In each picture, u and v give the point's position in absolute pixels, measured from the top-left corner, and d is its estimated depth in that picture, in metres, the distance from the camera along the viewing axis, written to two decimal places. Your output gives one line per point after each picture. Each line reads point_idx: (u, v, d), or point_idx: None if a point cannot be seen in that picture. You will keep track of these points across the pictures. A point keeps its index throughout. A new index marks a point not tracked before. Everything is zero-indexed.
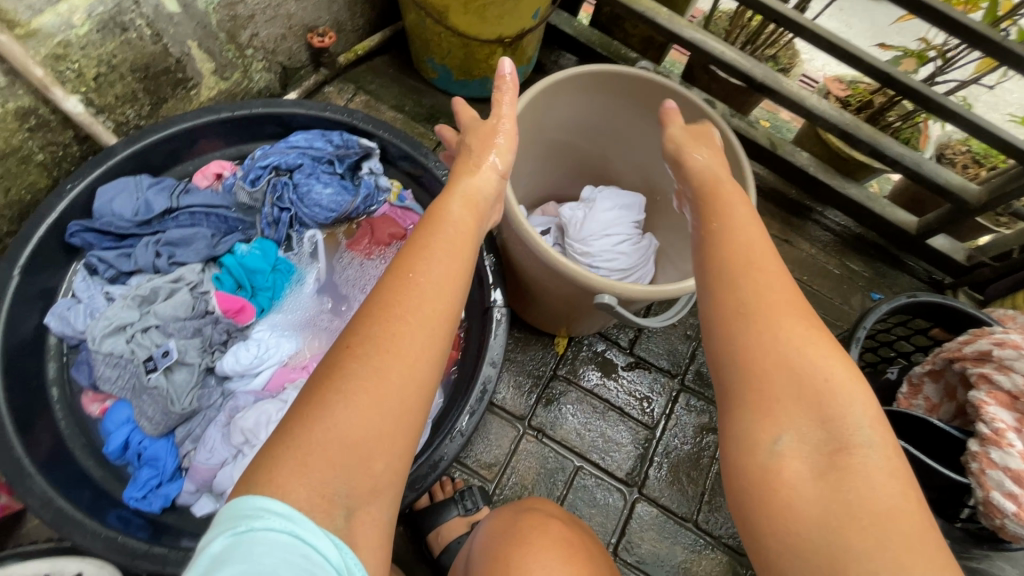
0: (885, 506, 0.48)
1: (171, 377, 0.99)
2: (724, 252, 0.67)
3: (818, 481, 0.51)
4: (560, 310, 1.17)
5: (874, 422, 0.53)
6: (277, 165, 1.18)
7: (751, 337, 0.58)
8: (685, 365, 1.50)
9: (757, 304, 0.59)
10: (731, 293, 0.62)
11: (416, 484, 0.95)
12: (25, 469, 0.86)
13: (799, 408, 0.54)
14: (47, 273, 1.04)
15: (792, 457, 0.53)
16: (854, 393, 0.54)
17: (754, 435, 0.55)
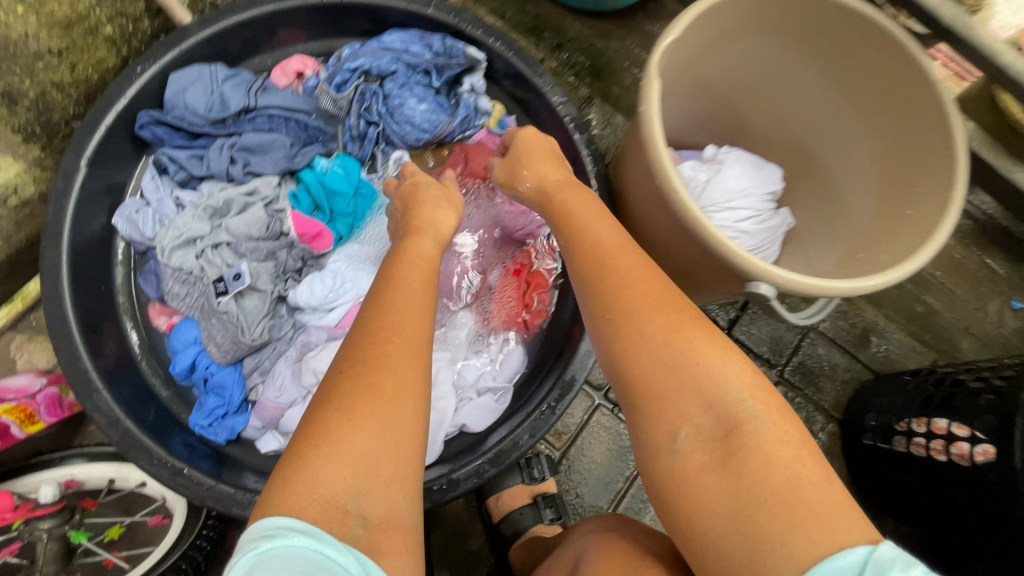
0: (785, 482, 0.50)
1: (242, 303, 0.90)
2: (598, 288, 0.68)
3: (718, 469, 0.54)
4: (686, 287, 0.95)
5: (756, 399, 0.56)
6: (367, 68, 1.01)
7: (643, 350, 0.61)
8: (786, 355, 1.32)
9: (619, 320, 0.63)
10: (602, 325, 0.66)
11: (498, 460, 0.85)
12: (92, 383, 0.81)
13: (689, 401, 0.58)
14: (114, 167, 0.94)
15: (694, 450, 0.56)
16: (732, 371, 0.58)
17: (658, 432, 0.59)
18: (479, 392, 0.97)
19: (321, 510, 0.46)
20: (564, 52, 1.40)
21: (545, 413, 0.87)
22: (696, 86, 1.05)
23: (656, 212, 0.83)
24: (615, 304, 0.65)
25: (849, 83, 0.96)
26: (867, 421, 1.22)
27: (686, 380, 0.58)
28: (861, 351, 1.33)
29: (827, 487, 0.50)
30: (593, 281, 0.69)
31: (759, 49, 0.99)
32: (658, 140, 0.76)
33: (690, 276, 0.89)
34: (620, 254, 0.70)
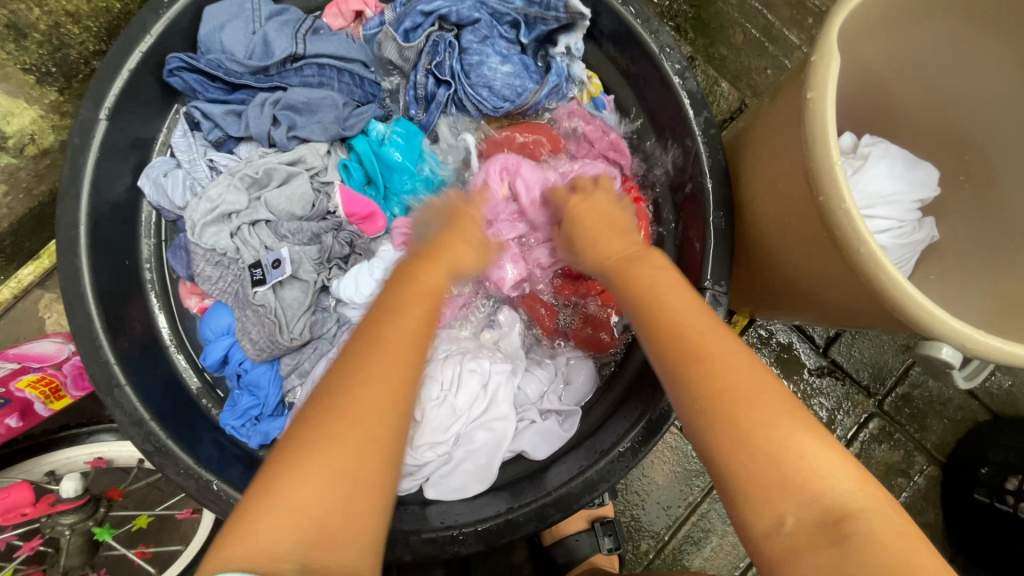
0: (908, 563, 0.40)
1: (280, 294, 0.78)
2: (666, 364, 0.53)
3: (830, 552, 0.41)
4: (812, 313, 0.75)
5: (857, 478, 0.44)
6: (443, 14, 0.84)
7: (724, 428, 0.48)
8: (888, 384, 1.13)
9: (736, 419, 0.47)
10: (690, 408, 0.51)
11: (565, 505, 0.73)
12: (114, 375, 0.71)
13: (786, 488, 0.44)
14: (141, 119, 0.80)
15: (804, 534, 0.43)
16: (831, 455, 0.46)
17: (759, 516, 0.45)
18: (542, 413, 0.84)
19: (255, 557, 0.39)
20: None
21: (624, 456, 0.74)
22: (857, 61, 0.82)
23: (807, 235, 0.64)
24: (679, 353, 0.53)
25: None
26: (978, 471, 1.04)
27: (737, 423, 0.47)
28: (979, 387, 1.13)
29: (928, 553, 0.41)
30: (674, 361, 0.53)
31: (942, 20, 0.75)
32: (834, 147, 0.56)
33: (826, 305, 0.69)
34: (695, 314, 0.56)
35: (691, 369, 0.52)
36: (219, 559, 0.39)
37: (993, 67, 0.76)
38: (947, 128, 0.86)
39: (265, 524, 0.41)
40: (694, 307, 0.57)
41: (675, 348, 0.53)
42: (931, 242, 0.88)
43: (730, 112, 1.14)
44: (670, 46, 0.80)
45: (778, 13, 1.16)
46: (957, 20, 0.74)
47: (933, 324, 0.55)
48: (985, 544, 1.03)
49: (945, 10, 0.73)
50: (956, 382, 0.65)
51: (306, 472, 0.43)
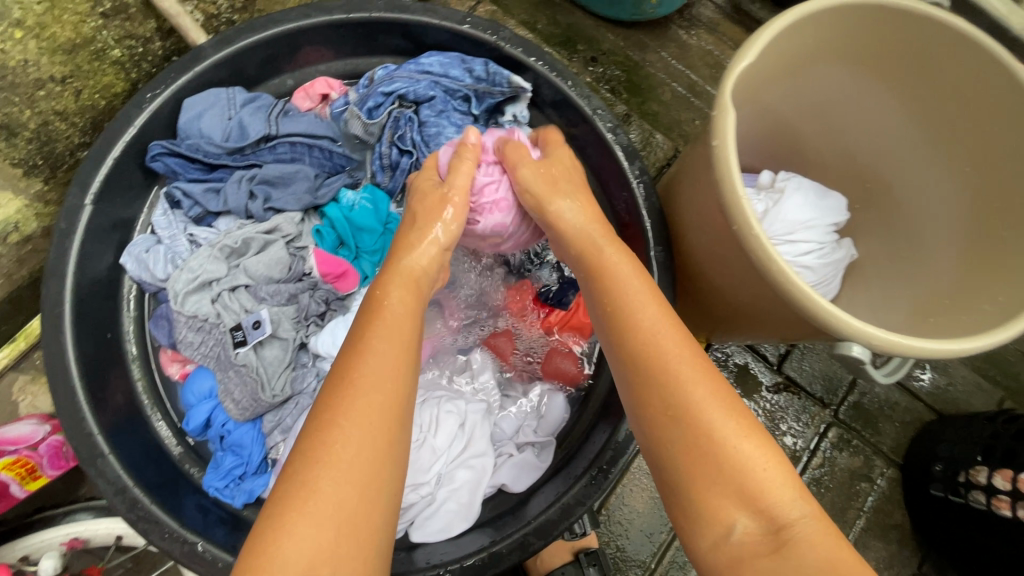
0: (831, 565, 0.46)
1: (261, 353, 0.82)
2: (648, 387, 0.58)
3: (768, 557, 0.48)
4: (742, 328, 0.84)
5: (802, 493, 0.51)
6: (402, 93, 0.94)
7: (685, 449, 0.54)
8: (841, 394, 1.22)
9: (696, 440, 0.53)
10: (662, 425, 0.56)
11: (544, 532, 0.77)
12: (97, 445, 0.73)
13: (727, 491, 0.51)
14: (124, 201, 0.86)
15: (749, 537, 0.50)
16: (750, 446, 0.53)
17: (708, 524, 0.52)
18: (518, 447, 0.88)
19: None
20: (598, 65, 1.31)
21: (597, 478, 0.79)
22: (759, 110, 0.94)
23: (729, 258, 0.73)
24: (635, 362, 0.60)
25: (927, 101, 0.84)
26: (932, 468, 1.11)
27: (694, 437, 0.53)
28: (921, 389, 1.23)
29: (844, 550, 0.47)
30: (651, 386, 0.58)
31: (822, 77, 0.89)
32: (739, 185, 0.67)
33: (758, 321, 0.78)
34: (652, 312, 0.62)
35: (656, 385, 0.57)
36: None
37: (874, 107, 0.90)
38: (847, 160, 0.99)
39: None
40: (672, 332, 0.61)
41: (643, 359, 0.59)
42: (851, 259, 0.98)
43: (666, 159, 1.27)
44: (601, 108, 0.92)
45: (699, 73, 1.34)
46: (838, 72, 0.88)
47: (843, 326, 0.64)
48: (946, 538, 1.09)
49: (824, 61, 0.87)
50: (876, 378, 0.73)
51: (306, 525, 0.46)
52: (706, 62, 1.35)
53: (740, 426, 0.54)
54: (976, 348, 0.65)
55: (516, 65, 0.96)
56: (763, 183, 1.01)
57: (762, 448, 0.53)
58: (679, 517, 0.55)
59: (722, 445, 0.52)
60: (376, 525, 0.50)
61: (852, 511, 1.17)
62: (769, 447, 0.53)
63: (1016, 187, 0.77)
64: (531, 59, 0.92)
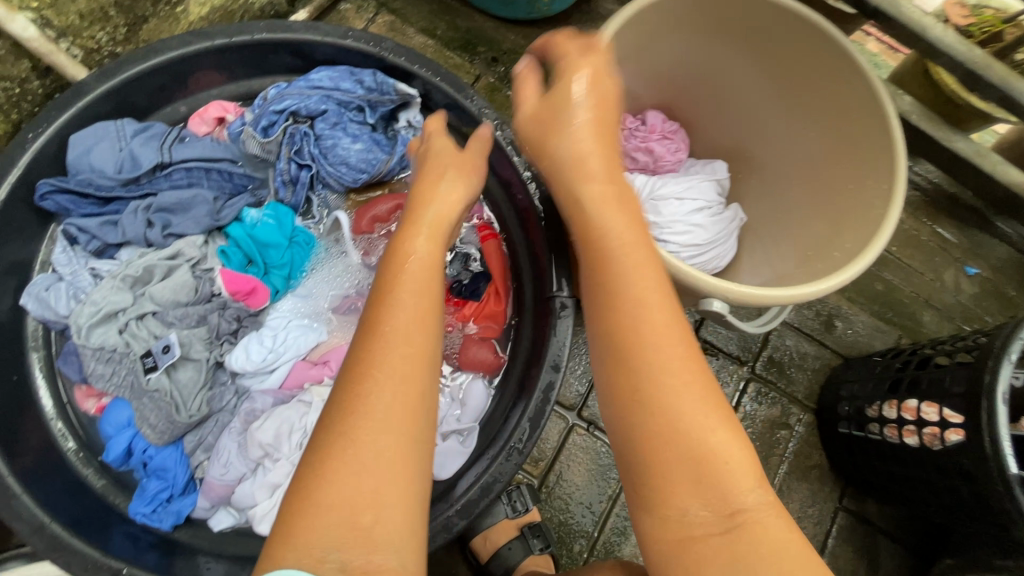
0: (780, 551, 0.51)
1: (174, 377, 0.84)
2: (635, 368, 0.56)
3: (721, 537, 0.52)
4: None
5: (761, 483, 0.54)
6: (294, 109, 0.96)
7: (657, 432, 0.55)
8: (755, 351, 1.31)
9: (666, 421, 0.54)
10: (631, 402, 0.56)
11: (467, 512, 0.81)
12: (8, 487, 0.73)
13: (695, 486, 0.53)
14: (16, 242, 0.86)
15: (705, 521, 0.52)
16: (725, 435, 0.54)
17: (670, 506, 0.53)
18: (443, 436, 0.92)
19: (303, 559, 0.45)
20: (500, 65, 1.36)
21: (513, 454, 0.83)
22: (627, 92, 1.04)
23: None
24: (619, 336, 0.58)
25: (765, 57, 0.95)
26: (840, 408, 1.21)
27: (666, 421, 0.54)
28: (827, 337, 1.33)
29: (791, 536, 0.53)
30: (624, 358, 0.57)
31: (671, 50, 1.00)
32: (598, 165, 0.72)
33: None
34: (632, 276, 0.61)
35: (627, 356, 0.58)
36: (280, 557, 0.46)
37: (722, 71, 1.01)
38: None
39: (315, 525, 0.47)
40: (666, 309, 0.60)
41: (622, 330, 0.58)
42: (743, 223, 1.08)
43: None
44: (489, 107, 0.96)
45: None
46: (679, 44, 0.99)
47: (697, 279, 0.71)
48: (858, 470, 1.19)
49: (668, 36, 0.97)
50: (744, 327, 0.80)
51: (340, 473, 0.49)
52: None
53: (709, 406, 0.55)
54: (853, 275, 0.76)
55: (406, 73, 0.99)
56: (645, 169, 1.09)
57: (725, 426, 0.55)
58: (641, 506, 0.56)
59: (695, 426, 0.54)
60: (410, 472, 0.51)
61: (776, 458, 1.26)
62: (732, 425, 0.56)
63: (845, 114, 0.90)
64: (417, 67, 0.96)
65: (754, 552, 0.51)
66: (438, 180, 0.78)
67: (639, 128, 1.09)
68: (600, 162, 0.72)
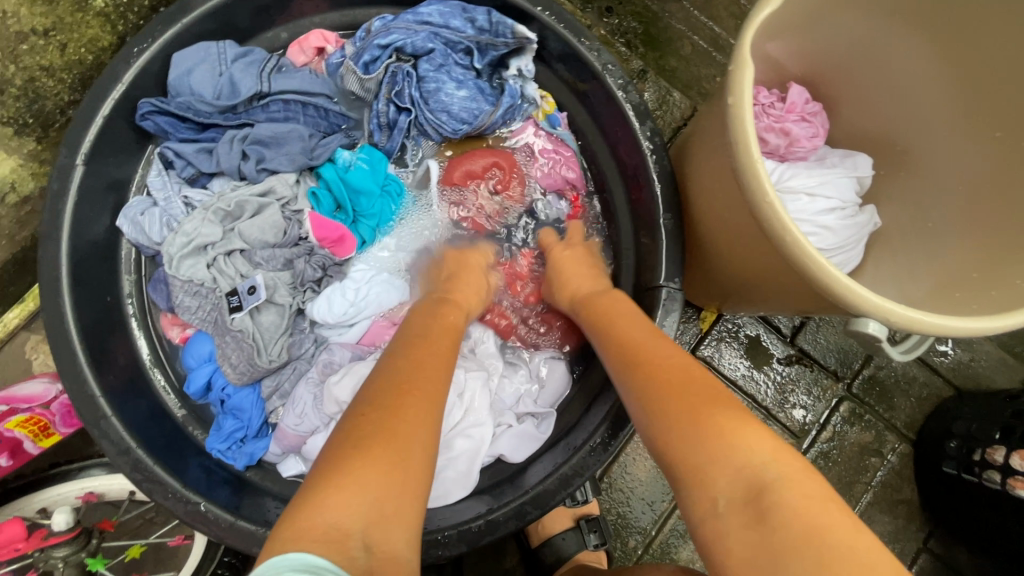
0: (827, 532, 0.42)
1: (257, 319, 0.82)
2: (634, 386, 0.59)
3: (755, 529, 0.45)
4: (751, 299, 0.80)
5: (777, 453, 0.48)
6: (399, 46, 0.88)
7: (673, 428, 0.53)
8: (855, 367, 1.18)
9: (680, 414, 0.53)
10: (644, 416, 0.57)
11: (542, 502, 0.76)
12: (100, 407, 0.74)
13: (717, 467, 0.49)
14: (117, 161, 0.84)
15: (735, 511, 0.47)
16: (750, 433, 0.50)
17: (697, 494, 0.49)
18: (518, 417, 0.87)
19: (324, 536, 0.42)
20: (614, 16, 1.22)
21: (596, 449, 0.78)
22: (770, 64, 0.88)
23: (739, 227, 0.69)
24: (656, 390, 0.56)
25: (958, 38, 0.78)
26: (947, 445, 1.08)
27: (676, 414, 0.53)
28: (941, 364, 1.18)
29: (833, 511, 0.44)
30: (632, 375, 0.60)
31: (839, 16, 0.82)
32: (754, 147, 0.62)
33: (768, 293, 0.74)
34: (628, 325, 0.68)
35: (638, 374, 0.60)
36: (296, 532, 0.42)
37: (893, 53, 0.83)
38: (876, 120, 0.92)
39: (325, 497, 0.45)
40: (649, 336, 0.64)
41: (624, 358, 0.63)
42: (873, 229, 0.91)
43: (682, 120, 1.20)
44: (612, 63, 0.86)
45: (723, 25, 1.24)
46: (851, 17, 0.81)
47: (856, 298, 0.60)
48: (956, 515, 1.07)
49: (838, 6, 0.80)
50: (894, 356, 0.70)
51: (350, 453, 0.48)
52: (732, 13, 1.24)
53: (723, 403, 0.53)
54: (994, 326, 0.60)
55: (521, 16, 0.90)
56: (773, 152, 0.94)
57: (741, 416, 0.52)
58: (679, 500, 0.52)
59: (711, 418, 0.51)
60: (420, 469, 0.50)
61: (858, 486, 1.15)
62: (744, 416, 0.52)
63: None
64: (538, 8, 0.86)
65: (780, 535, 0.43)
66: (454, 283, 0.80)
67: (772, 106, 0.93)
68: (593, 286, 0.80)
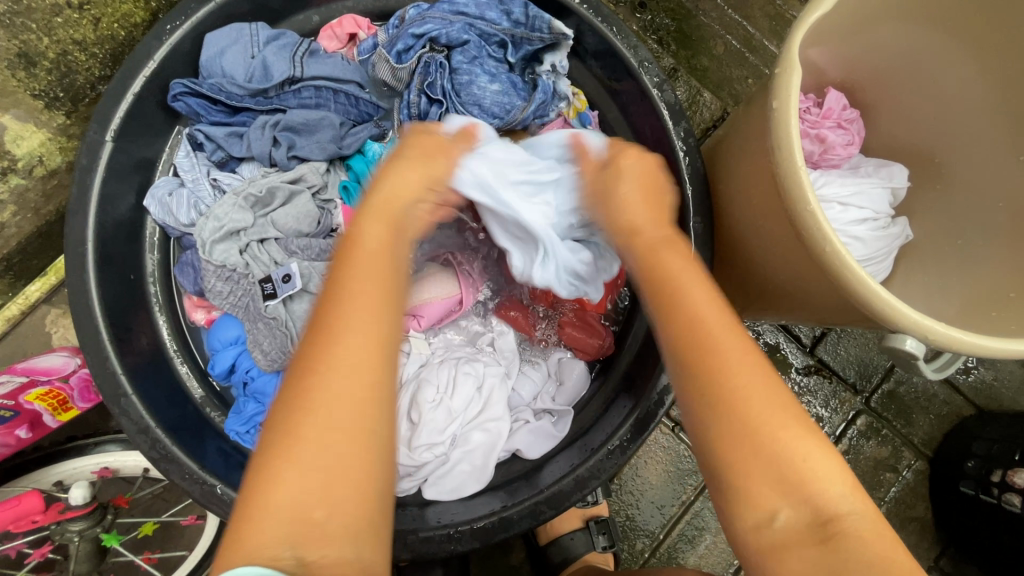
0: (885, 562, 0.45)
1: (290, 308, 0.82)
2: (702, 382, 0.51)
3: (816, 549, 0.46)
4: (782, 307, 0.79)
5: (851, 486, 0.48)
6: (434, 36, 0.87)
7: (738, 440, 0.49)
8: (874, 381, 1.16)
9: (756, 429, 0.49)
10: (703, 416, 0.51)
11: (557, 502, 0.76)
12: (121, 386, 0.74)
13: (786, 491, 0.48)
14: (145, 139, 0.84)
15: (793, 530, 0.47)
16: (826, 460, 0.49)
17: (751, 511, 0.48)
18: (535, 413, 0.87)
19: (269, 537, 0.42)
20: (647, 11, 1.19)
21: (613, 453, 0.77)
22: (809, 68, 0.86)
23: (777, 239, 0.68)
24: (727, 403, 0.50)
25: (1009, 50, 0.75)
26: (965, 464, 1.06)
27: (751, 429, 0.49)
28: (963, 383, 1.16)
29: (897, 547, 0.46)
30: (699, 372, 0.51)
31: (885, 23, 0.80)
32: (799, 156, 0.60)
33: (803, 305, 0.73)
34: (699, 296, 0.55)
35: (711, 372, 0.51)
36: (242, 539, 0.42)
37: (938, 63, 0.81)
38: (915, 132, 0.89)
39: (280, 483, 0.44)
40: (726, 321, 0.53)
41: (696, 348, 0.52)
42: (905, 241, 0.89)
43: (711, 121, 1.18)
44: (649, 60, 0.84)
45: (757, 25, 1.21)
46: (898, 24, 0.79)
47: (895, 316, 0.59)
48: (972, 536, 1.05)
49: (885, 12, 0.77)
50: (926, 374, 0.69)
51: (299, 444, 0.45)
52: (767, 13, 1.21)
53: (793, 419, 0.50)
54: None
55: (557, 8, 0.88)
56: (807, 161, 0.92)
57: (810, 437, 0.49)
58: (717, 497, 0.51)
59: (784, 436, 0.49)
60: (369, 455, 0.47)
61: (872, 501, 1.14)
62: (808, 435, 0.50)
63: None
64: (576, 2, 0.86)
65: (848, 560, 0.45)
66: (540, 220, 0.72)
67: (808, 111, 0.91)
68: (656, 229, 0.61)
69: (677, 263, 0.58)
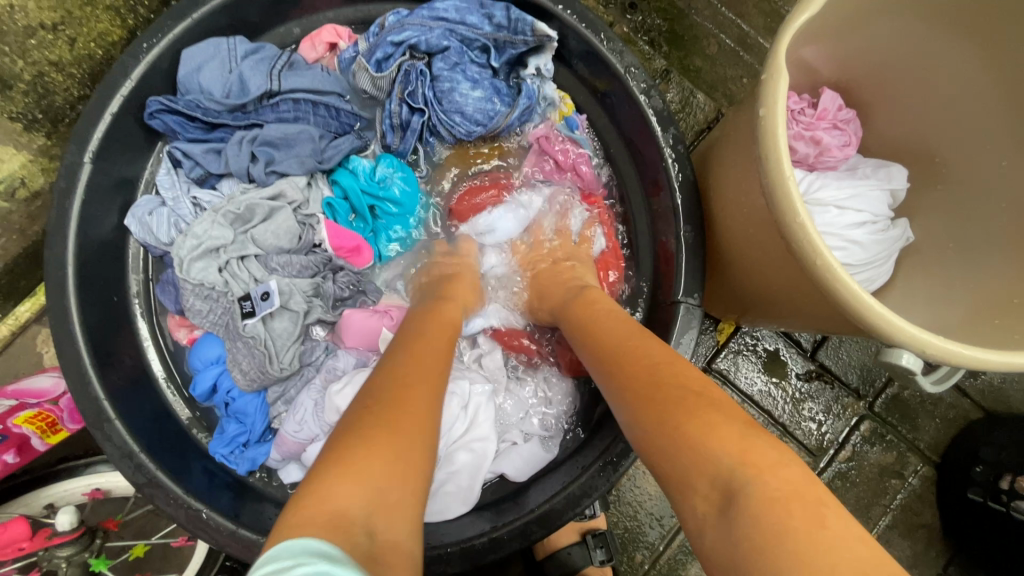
0: (794, 528, 0.38)
1: (269, 326, 0.80)
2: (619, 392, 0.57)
3: (721, 521, 0.42)
4: (770, 313, 0.76)
5: (754, 457, 0.44)
6: (412, 43, 0.85)
7: (667, 438, 0.49)
8: (878, 385, 1.13)
9: (674, 426, 0.48)
10: (634, 423, 0.53)
11: (548, 521, 0.74)
12: (104, 412, 0.73)
13: (699, 471, 0.45)
14: (125, 158, 0.83)
15: (709, 515, 0.43)
16: (734, 435, 0.46)
17: (681, 501, 0.46)
18: (524, 436, 0.85)
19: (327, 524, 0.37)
20: (638, 12, 1.17)
21: (605, 469, 0.75)
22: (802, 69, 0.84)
23: (766, 245, 0.66)
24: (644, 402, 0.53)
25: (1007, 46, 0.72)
26: (972, 470, 1.03)
27: (669, 424, 0.49)
28: (970, 385, 1.13)
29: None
30: (613, 381, 0.58)
31: (879, 21, 0.77)
32: (785, 161, 0.58)
33: (794, 314, 0.70)
34: (612, 321, 0.66)
35: (626, 381, 0.56)
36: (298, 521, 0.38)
37: (936, 60, 0.78)
38: (914, 131, 0.87)
39: (335, 488, 0.41)
40: (627, 331, 0.63)
41: (617, 369, 0.58)
42: (907, 243, 0.86)
43: (705, 123, 1.15)
44: (635, 65, 0.82)
45: (751, 23, 1.18)
46: (892, 20, 0.76)
47: (893, 330, 0.56)
48: (981, 545, 1.02)
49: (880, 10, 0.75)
50: (923, 385, 0.67)
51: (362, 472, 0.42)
52: (761, 10, 1.18)
53: (715, 408, 0.49)
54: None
55: (540, 15, 0.86)
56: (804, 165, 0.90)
57: (729, 422, 0.47)
58: None
59: (712, 432, 0.46)
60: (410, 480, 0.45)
61: (877, 508, 1.11)
62: (739, 425, 0.47)
63: None
64: (560, 7, 0.83)
65: (760, 535, 0.39)
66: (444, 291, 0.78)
67: (802, 112, 0.88)
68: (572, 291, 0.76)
69: (599, 309, 0.69)
